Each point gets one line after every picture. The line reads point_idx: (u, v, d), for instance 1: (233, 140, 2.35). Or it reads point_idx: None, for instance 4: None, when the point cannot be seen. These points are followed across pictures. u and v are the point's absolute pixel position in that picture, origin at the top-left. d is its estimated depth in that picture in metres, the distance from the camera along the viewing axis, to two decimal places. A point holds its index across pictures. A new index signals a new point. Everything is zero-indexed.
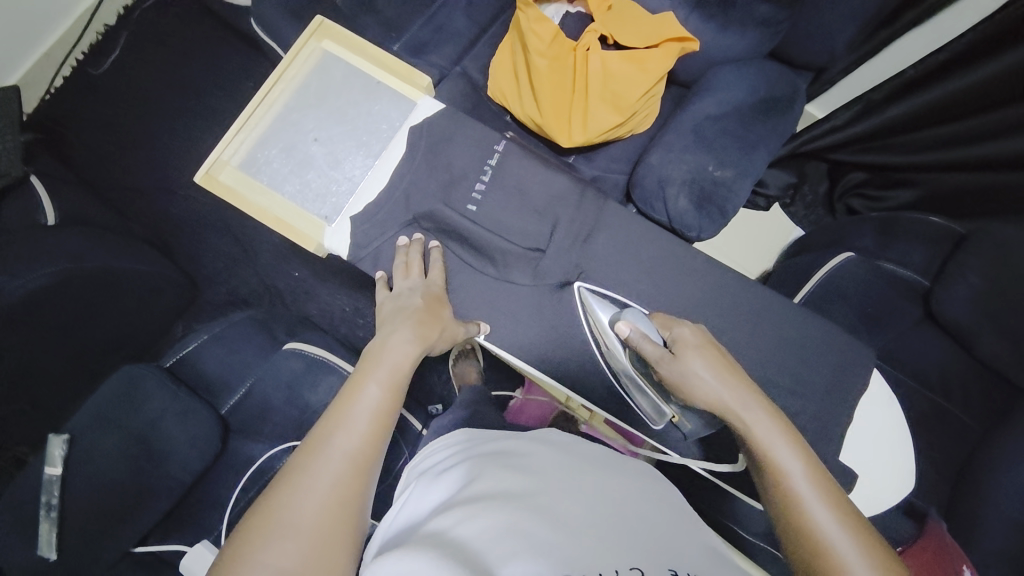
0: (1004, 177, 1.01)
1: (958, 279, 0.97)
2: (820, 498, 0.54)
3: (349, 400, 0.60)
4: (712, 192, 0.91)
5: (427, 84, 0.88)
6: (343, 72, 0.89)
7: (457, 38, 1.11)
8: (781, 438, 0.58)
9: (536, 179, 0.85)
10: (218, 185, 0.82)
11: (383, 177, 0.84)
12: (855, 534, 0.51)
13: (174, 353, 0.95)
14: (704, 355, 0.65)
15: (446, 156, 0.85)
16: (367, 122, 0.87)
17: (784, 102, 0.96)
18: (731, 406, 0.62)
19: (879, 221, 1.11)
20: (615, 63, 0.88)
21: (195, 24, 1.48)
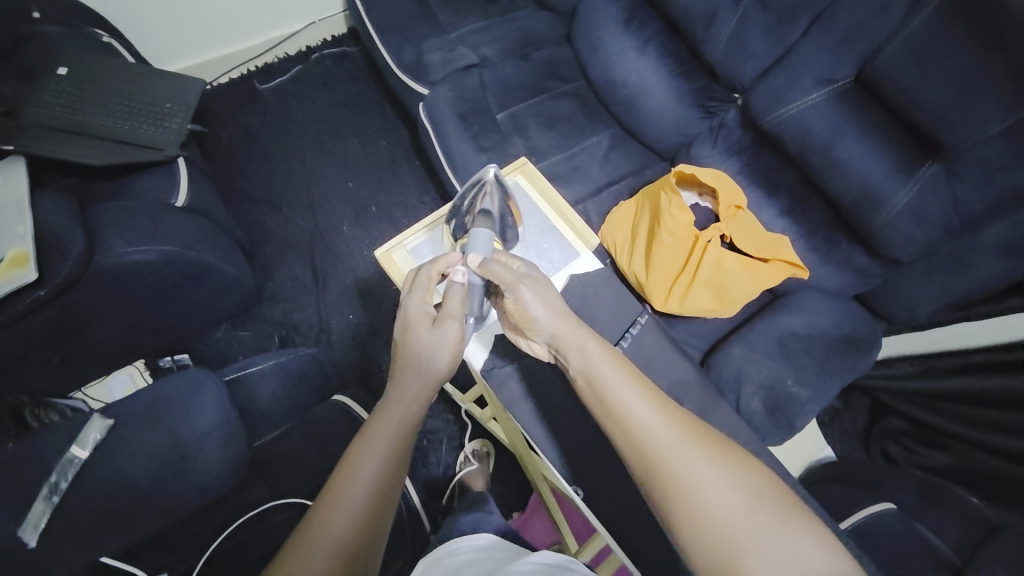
0: None
1: (984, 569, 0.89)
2: (644, 400, 0.62)
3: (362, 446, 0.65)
4: (785, 403, 0.95)
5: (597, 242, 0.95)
6: (527, 206, 0.98)
7: (587, 182, 1.25)
8: (611, 367, 0.66)
9: (664, 360, 0.93)
10: (389, 262, 0.92)
11: None
12: (675, 420, 0.61)
13: (238, 369, 0.97)
14: (544, 291, 0.73)
15: (592, 309, 0.92)
16: (532, 255, 0.95)
17: (863, 344, 1.03)
18: (568, 339, 0.69)
19: (923, 483, 1.15)
20: (730, 262, 0.97)
21: (361, 81, 1.67)
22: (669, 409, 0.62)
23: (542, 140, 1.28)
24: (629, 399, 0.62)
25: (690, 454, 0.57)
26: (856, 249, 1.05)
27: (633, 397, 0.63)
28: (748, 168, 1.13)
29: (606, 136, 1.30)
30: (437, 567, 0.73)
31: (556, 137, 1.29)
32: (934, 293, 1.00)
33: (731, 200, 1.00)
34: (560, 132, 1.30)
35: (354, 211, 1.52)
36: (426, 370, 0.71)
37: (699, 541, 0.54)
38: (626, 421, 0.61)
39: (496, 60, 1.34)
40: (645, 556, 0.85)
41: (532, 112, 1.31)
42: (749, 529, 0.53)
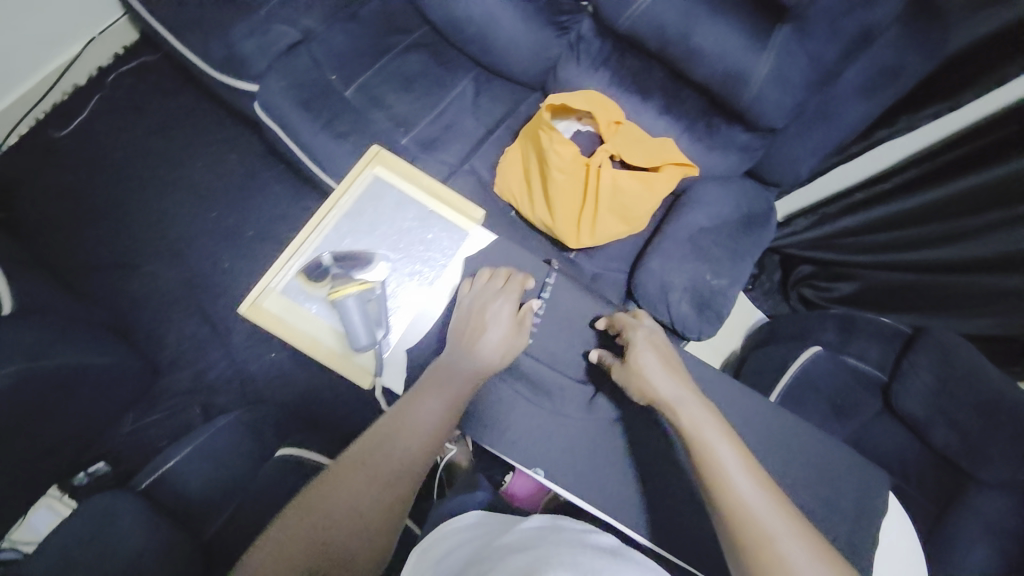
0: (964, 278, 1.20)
1: (912, 375, 1.10)
2: (750, 478, 0.65)
3: (375, 449, 0.70)
4: (710, 298, 0.99)
5: (481, 216, 0.92)
6: (397, 199, 0.91)
7: (466, 138, 1.17)
8: (718, 431, 0.69)
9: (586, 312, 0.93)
10: (264, 315, 0.83)
11: (438, 304, 0.88)
12: (775, 506, 0.63)
13: (149, 474, 0.89)
14: (657, 355, 0.78)
15: None
16: (423, 252, 0.89)
17: (761, 218, 1.09)
18: (672, 403, 0.73)
19: (839, 318, 1.24)
20: (626, 180, 0.95)
21: (182, 92, 1.43)
22: (777, 496, 0.65)
23: (405, 106, 1.17)
24: (731, 468, 0.65)
25: (785, 546, 0.60)
26: (734, 129, 1.07)
27: (742, 476, 0.65)
28: (617, 77, 1.09)
29: (469, 83, 1.22)
30: (426, 560, 0.69)
31: (418, 98, 1.18)
32: (810, 149, 1.06)
33: (607, 117, 0.98)
34: (419, 92, 1.19)
35: (230, 241, 1.35)
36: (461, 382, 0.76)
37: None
38: (731, 491, 0.64)
39: (324, 29, 1.17)
40: None
41: (383, 77, 1.18)
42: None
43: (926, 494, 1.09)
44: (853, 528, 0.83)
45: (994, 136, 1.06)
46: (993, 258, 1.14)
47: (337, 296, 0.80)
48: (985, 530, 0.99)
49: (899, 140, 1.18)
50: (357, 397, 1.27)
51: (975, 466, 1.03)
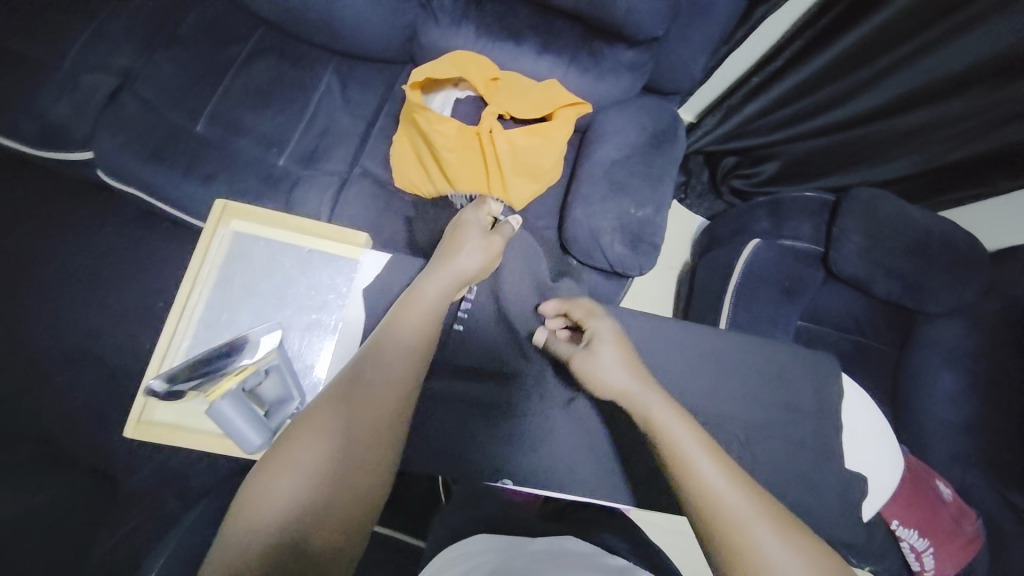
0: (874, 128, 1.24)
1: (845, 241, 1.12)
2: (715, 461, 0.61)
3: (364, 381, 0.64)
4: (641, 231, 0.96)
5: (364, 238, 0.84)
6: (265, 249, 0.84)
7: (348, 138, 1.07)
8: (679, 419, 0.66)
9: (513, 299, 0.91)
10: (158, 428, 0.76)
11: (350, 347, 0.80)
12: (742, 486, 0.59)
13: None
14: (615, 349, 0.74)
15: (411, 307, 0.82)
16: (311, 298, 0.82)
17: (669, 133, 1.05)
18: (633, 391, 0.70)
19: (768, 205, 1.26)
20: (521, 138, 0.89)
21: (25, 181, 1.26)
22: (742, 476, 0.60)
23: (269, 124, 1.05)
24: (696, 454, 0.61)
25: (751, 525, 0.56)
26: (618, 48, 1.00)
27: (706, 459, 0.61)
28: (481, 26, 1.00)
29: (331, 77, 1.10)
30: None
31: (281, 110, 1.06)
32: (696, 49, 1.02)
33: (482, 76, 0.90)
34: (279, 103, 1.06)
35: (140, 321, 1.22)
36: (433, 297, 0.74)
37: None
38: (696, 477, 0.60)
39: (145, 65, 1.02)
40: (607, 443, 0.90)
41: (232, 98, 1.04)
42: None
43: None
44: (823, 403, 0.88)
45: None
46: (891, 102, 1.17)
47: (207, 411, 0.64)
48: (945, 357, 1.13)
49: (780, 12, 1.18)
50: None
51: (923, 303, 1.12)
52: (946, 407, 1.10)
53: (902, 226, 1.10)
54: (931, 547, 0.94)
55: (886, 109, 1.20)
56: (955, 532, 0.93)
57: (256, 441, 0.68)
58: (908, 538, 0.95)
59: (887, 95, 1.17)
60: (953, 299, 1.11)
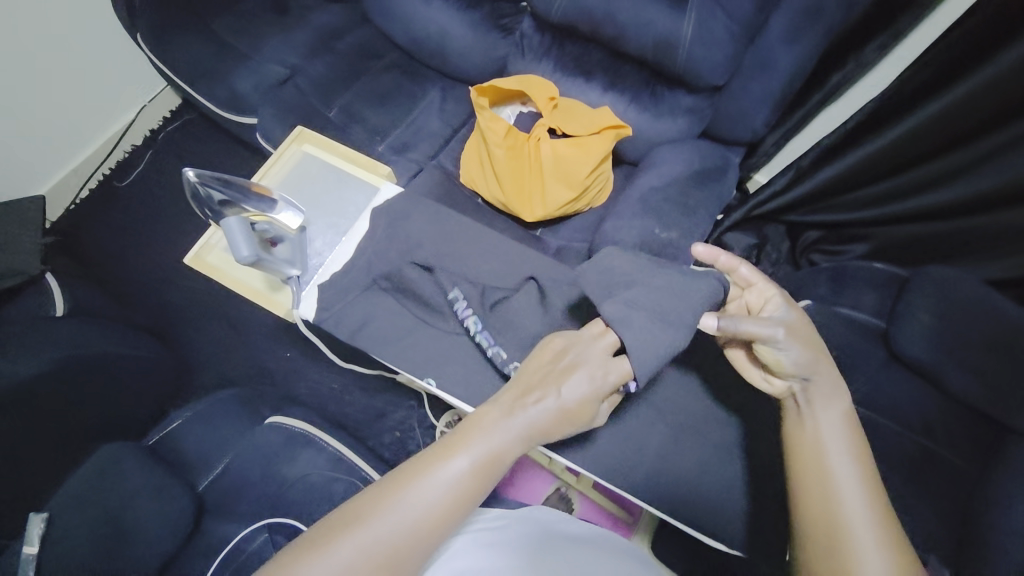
0: (983, 218, 1.14)
1: (907, 316, 1.01)
2: (862, 493, 0.63)
3: (446, 463, 0.61)
4: (661, 251, 0.99)
5: (388, 171, 0.99)
6: (319, 165, 1.04)
7: (434, 138, 1.29)
8: (843, 435, 0.67)
9: (505, 244, 0.91)
10: (205, 263, 0.97)
11: (349, 247, 0.94)
12: (884, 533, 0.61)
13: (159, 430, 1.01)
14: (807, 337, 0.70)
15: (405, 230, 0.92)
16: (338, 205, 1.00)
17: (716, 173, 1.09)
18: (816, 379, 0.70)
19: (830, 271, 1.18)
20: (563, 148, 1.01)
21: (211, 140, 1.68)
22: (886, 518, 0.62)
23: (380, 118, 1.32)
24: (844, 475, 0.64)
25: (870, 562, 0.59)
26: (678, 92, 1.10)
27: (855, 492, 0.63)
28: (560, 62, 1.17)
29: (437, 92, 1.35)
30: None
31: (392, 110, 1.33)
32: (757, 101, 1.08)
33: (542, 95, 1.05)
34: (392, 105, 1.33)
35: None
36: (513, 429, 0.64)
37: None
38: (836, 499, 0.63)
39: (309, 65, 1.37)
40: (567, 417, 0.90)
41: (360, 97, 1.34)
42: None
43: (958, 452, 0.96)
44: None
45: (940, 47, 0.99)
46: (1000, 190, 1.07)
47: (223, 222, 0.83)
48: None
49: (862, 81, 1.16)
50: (359, 387, 1.36)
51: (1005, 413, 0.92)
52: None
53: (987, 311, 0.96)
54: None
55: (997, 196, 1.09)
56: None
57: (245, 253, 0.83)
58: None
59: (995, 181, 1.07)
60: None
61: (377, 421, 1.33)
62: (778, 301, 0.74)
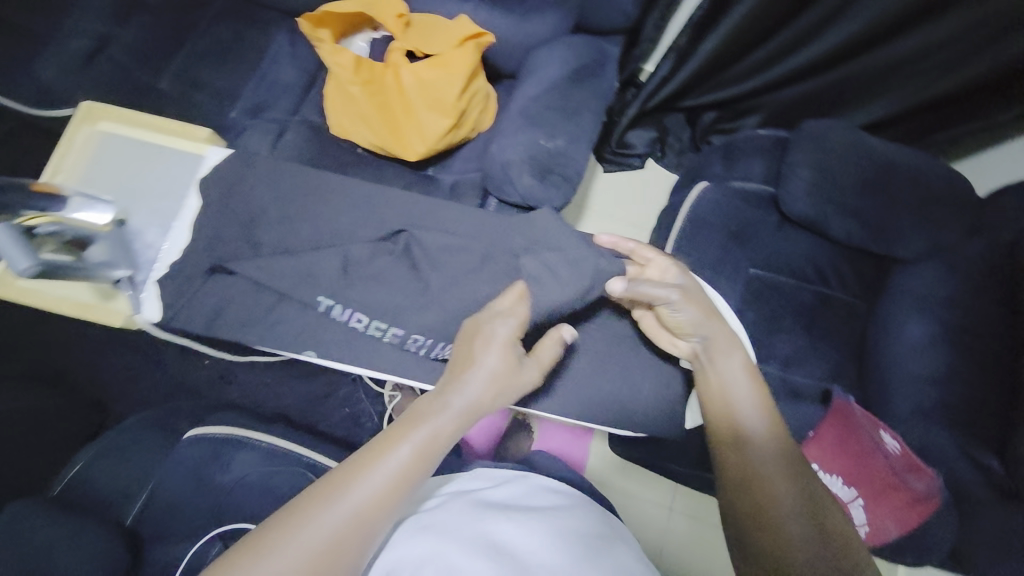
0: (855, 63, 1.19)
1: (792, 176, 1.04)
2: (770, 431, 0.64)
3: (386, 454, 0.55)
4: (551, 162, 0.95)
5: (207, 132, 0.90)
6: (128, 146, 0.92)
7: (291, 88, 1.13)
8: (749, 381, 0.68)
9: (372, 191, 0.85)
10: (14, 289, 0.85)
11: (182, 229, 0.85)
12: (790, 467, 0.62)
13: (59, 481, 0.92)
14: (699, 299, 0.73)
15: (241, 196, 0.84)
16: (161, 186, 0.91)
17: (595, 67, 1.03)
18: (717, 337, 0.71)
19: (722, 149, 1.18)
20: (425, 72, 0.92)
21: None
22: (793, 451, 0.63)
23: (224, 79, 1.14)
24: (751, 417, 0.65)
25: (781, 491, 0.60)
26: None
27: (762, 431, 0.64)
28: None
29: (282, 35, 1.18)
30: None
31: (235, 67, 1.15)
32: None
33: (389, 14, 0.94)
34: (235, 60, 1.15)
35: None
36: (448, 412, 0.58)
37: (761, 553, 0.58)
38: (747, 439, 0.64)
39: (119, 30, 1.15)
40: None
41: (193, 58, 1.15)
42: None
43: (849, 291, 1.08)
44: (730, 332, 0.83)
45: None
46: (868, 31, 1.11)
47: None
48: (916, 304, 0.97)
49: None
50: (294, 375, 1.30)
51: (889, 245, 1.02)
52: (912, 357, 0.94)
53: (861, 153, 1.02)
54: (861, 499, 0.89)
55: (866, 39, 1.14)
56: (897, 487, 0.86)
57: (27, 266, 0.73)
58: (833, 487, 0.91)
59: (861, 23, 1.11)
60: (923, 241, 1.00)
61: (321, 403, 1.28)
62: (674, 274, 0.76)
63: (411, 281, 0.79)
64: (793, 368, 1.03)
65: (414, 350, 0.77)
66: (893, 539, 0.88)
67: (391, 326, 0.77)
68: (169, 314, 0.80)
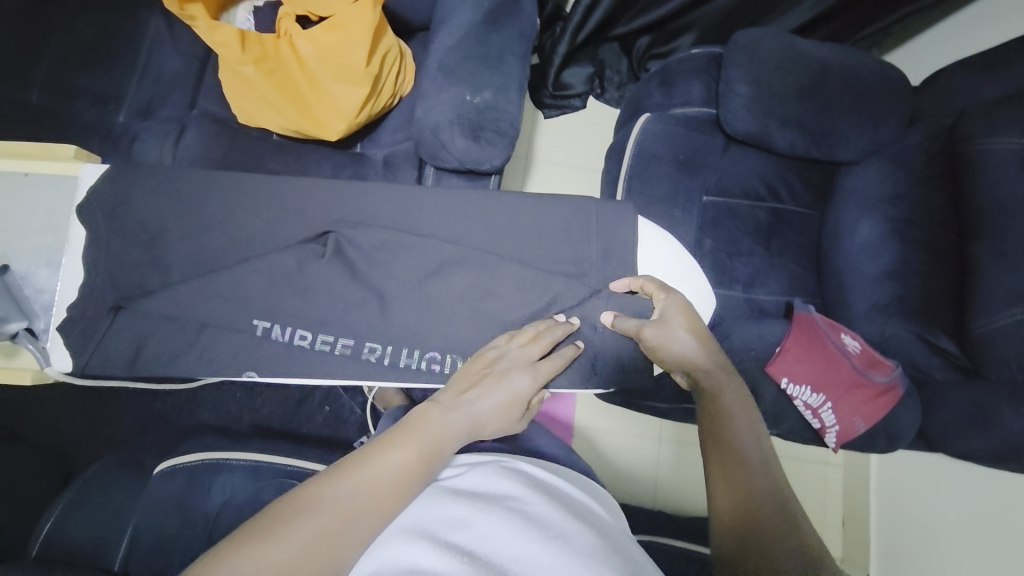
0: None
1: (730, 94, 1.00)
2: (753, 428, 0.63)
3: (398, 445, 0.57)
4: (481, 119, 0.88)
5: (74, 150, 0.78)
6: None
7: (182, 80, 1.01)
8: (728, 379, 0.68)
9: (291, 186, 0.78)
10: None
11: (74, 268, 0.75)
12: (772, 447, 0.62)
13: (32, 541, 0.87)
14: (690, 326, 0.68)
15: (131, 216, 0.76)
16: (36, 220, 0.79)
17: (510, 5, 0.95)
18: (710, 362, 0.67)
19: (658, 74, 1.13)
20: (322, 37, 0.83)
21: None
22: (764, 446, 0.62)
23: (102, 81, 1.01)
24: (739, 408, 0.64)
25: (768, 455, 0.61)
26: None
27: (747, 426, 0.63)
28: None
29: (156, 18, 1.03)
30: None
31: (111, 64, 1.01)
32: None
33: None
34: (110, 57, 1.01)
35: None
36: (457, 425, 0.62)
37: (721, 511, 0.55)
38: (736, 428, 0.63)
39: None
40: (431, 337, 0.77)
41: (59, 61, 1.00)
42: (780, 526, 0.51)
43: (801, 203, 1.09)
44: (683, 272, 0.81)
45: None
46: None
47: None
48: (864, 205, 0.98)
49: None
50: (265, 385, 1.24)
51: (833, 151, 1.02)
52: (865, 259, 0.96)
53: (795, 59, 0.99)
54: (829, 402, 0.90)
55: None
56: (863, 382, 0.89)
57: None
58: (801, 397, 0.91)
59: None
60: (864, 140, 1.00)
61: (300, 408, 1.24)
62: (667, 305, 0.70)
63: (353, 274, 0.76)
64: (754, 288, 1.05)
65: (369, 358, 0.75)
66: (861, 431, 0.90)
67: (340, 337, 0.75)
68: (83, 360, 0.73)
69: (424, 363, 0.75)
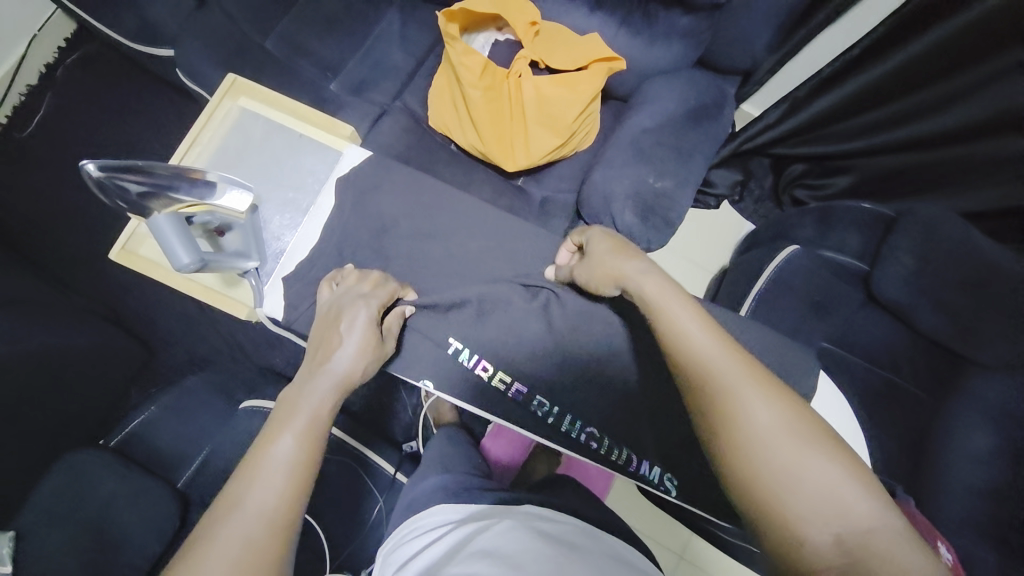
0: (963, 149, 1.06)
1: (890, 260, 1.01)
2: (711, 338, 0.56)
3: (269, 443, 0.54)
4: (655, 203, 0.92)
5: (350, 132, 0.93)
6: (263, 127, 0.94)
7: (396, 73, 1.11)
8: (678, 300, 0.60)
9: (477, 220, 0.87)
10: (137, 260, 0.87)
11: (313, 234, 0.85)
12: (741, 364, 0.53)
13: (119, 432, 0.93)
14: (606, 244, 0.72)
15: (375, 206, 0.87)
16: (291, 177, 0.92)
17: (712, 109, 0.99)
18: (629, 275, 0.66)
19: (818, 212, 1.15)
20: (548, 87, 0.90)
21: (127, 77, 1.38)
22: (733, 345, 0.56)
23: (330, 50, 1.12)
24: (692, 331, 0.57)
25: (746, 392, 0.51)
26: (674, 13, 0.93)
27: (696, 325, 0.57)
28: None
29: (394, 14, 1.14)
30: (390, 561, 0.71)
31: (343, 39, 1.12)
32: (764, 22, 0.93)
33: (522, 19, 0.90)
34: (343, 31, 1.12)
35: None
36: (323, 389, 0.60)
37: (740, 471, 0.49)
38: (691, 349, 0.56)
39: None
40: (592, 413, 0.78)
41: (302, 23, 1.12)
42: (810, 463, 0.47)
43: (919, 385, 1.03)
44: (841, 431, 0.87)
45: None
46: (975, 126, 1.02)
47: (153, 224, 0.70)
48: None
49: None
50: None
51: (971, 348, 0.94)
52: (972, 468, 0.87)
53: None
54: None
55: (979, 130, 1.02)
56: None
57: (190, 262, 0.72)
58: None
59: (984, 110, 0.99)
60: None
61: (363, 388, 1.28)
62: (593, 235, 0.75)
63: (506, 309, 0.81)
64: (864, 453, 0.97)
65: (535, 411, 0.77)
66: None
67: (515, 381, 0.79)
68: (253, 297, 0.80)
69: (582, 437, 0.77)
